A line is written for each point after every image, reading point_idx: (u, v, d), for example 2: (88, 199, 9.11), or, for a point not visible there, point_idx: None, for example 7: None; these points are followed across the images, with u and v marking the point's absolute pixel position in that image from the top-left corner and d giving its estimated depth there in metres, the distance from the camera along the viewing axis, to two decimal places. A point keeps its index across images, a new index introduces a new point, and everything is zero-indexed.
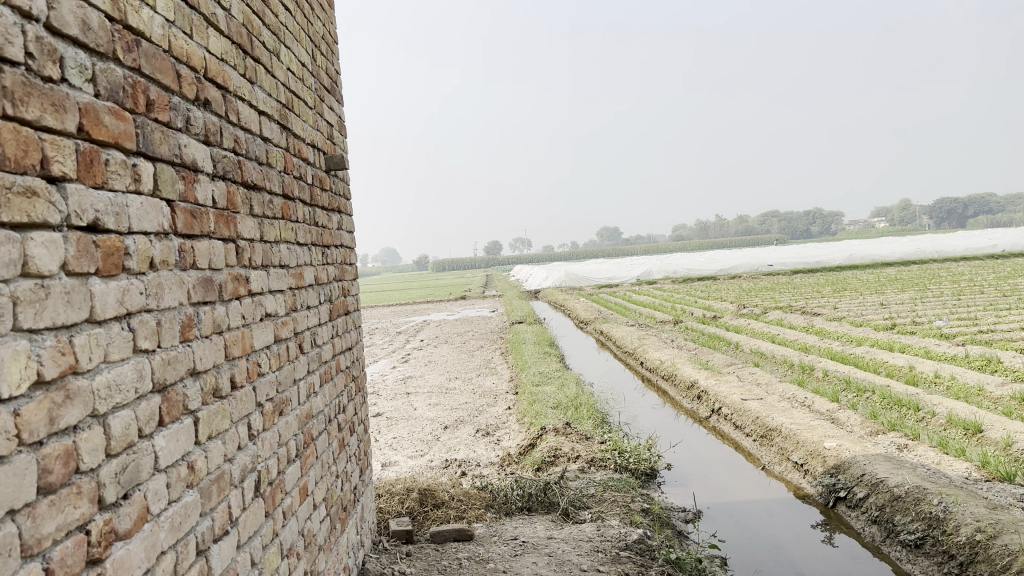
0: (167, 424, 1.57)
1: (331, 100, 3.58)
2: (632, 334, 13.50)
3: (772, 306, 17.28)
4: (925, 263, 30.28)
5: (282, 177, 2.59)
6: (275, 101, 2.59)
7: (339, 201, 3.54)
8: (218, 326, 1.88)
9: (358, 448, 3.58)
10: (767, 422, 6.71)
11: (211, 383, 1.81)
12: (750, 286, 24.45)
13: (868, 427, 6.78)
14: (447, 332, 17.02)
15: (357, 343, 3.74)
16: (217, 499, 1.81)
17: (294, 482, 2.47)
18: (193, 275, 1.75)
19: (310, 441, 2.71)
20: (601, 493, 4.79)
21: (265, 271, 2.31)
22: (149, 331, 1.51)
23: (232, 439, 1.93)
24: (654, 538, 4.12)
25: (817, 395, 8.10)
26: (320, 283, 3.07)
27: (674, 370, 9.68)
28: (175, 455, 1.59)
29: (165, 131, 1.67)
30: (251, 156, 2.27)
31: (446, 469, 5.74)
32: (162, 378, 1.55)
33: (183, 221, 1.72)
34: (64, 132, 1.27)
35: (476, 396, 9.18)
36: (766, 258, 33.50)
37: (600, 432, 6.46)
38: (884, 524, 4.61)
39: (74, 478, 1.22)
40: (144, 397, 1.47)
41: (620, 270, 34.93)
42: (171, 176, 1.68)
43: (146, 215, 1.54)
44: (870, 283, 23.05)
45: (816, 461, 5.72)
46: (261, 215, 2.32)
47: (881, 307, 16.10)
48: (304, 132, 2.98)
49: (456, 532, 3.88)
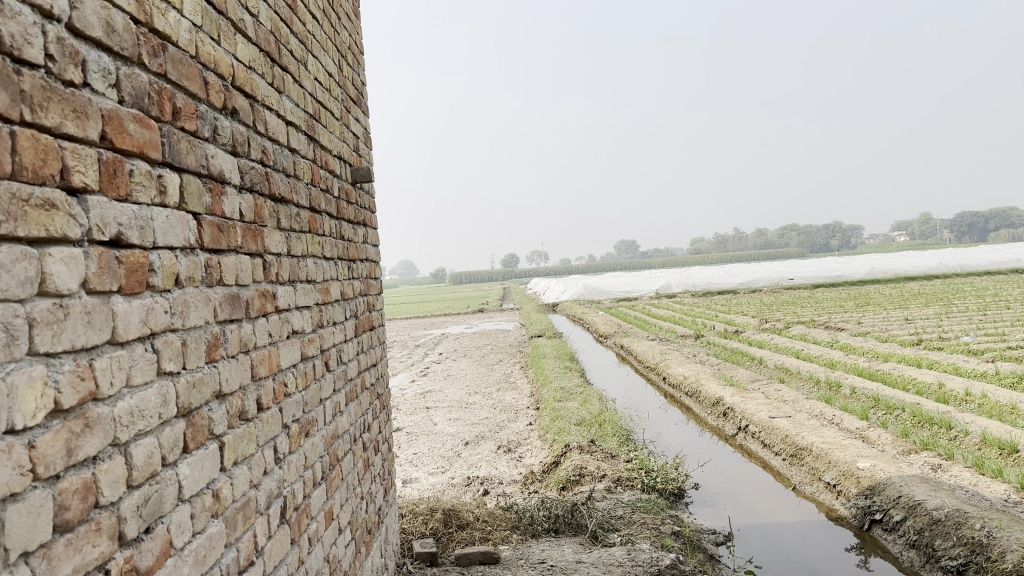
0: (192, 450, 1.47)
1: (357, 112, 3.51)
2: (653, 349, 13.32)
3: (795, 321, 17.00)
4: (948, 278, 29.86)
5: (309, 190, 2.51)
6: (302, 112, 2.51)
7: (364, 215, 3.46)
8: (244, 345, 1.79)
9: (382, 468, 3.48)
10: (797, 441, 6.53)
11: (237, 406, 1.72)
12: (772, 300, 24.18)
13: (899, 446, 6.60)
14: (465, 345, 16.93)
15: (382, 360, 3.64)
16: (243, 528, 1.71)
17: (320, 506, 2.37)
18: (220, 291, 1.66)
19: (336, 463, 2.61)
20: (630, 515, 4.65)
21: (292, 286, 2.23)
22: (174, 352, 1.42)
23: (258, 464, 1.83)
24: (686, 563, 3.97)
25: (846, 413, 7.91)
26: (346, 298, 2.98)
27: (698, 386, 9.51)
28: (200, 484, 1.50)
29: (192, 141, 1.59)
30: (279, 168, 2.19)
31: (468, 488, 5.63)
32: (187, 402, 1.46)
33: (209, 235, 1.64)
34: (87, 141, 1.19)
35: (496, 411, 9.06)
36: (786, 272, 33.15)
37: (625, 450, 6.32)
38: (923, 549, 4.42)
39: (93, 513, 1.13)
40: (168, 423, 1.38)
41: (638, 284, 34.65)
42: (198, 188, 1.60)
43: (172, 229, 1.45)
44: (893, 297, 22.71)
45: (849, 481, 5.55)
46: (288, 229, 2.24)
47: (906, 323, 15.80)
48: (331, 143, 2.90)
49: (481, 555, 3.77)
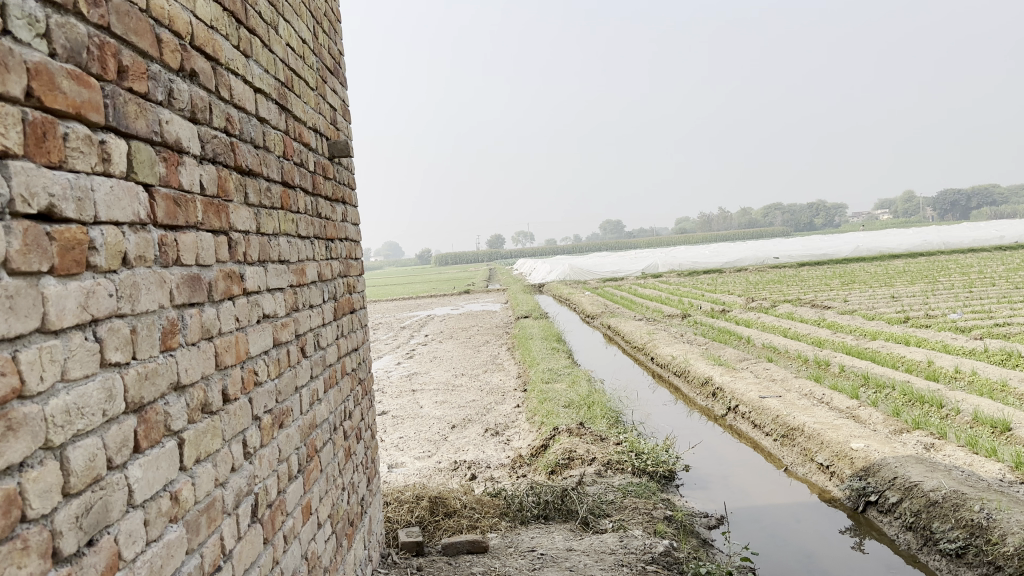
0: (143, 450, 1.32)
1: (335, 83, 3.33)
2: (641, 329, 13.23)
3: (782, 300, 16.96)
4: (931, 255, 30.03)
5: (280, 163, 2.34)
6: (273, 79, 2.34)
7: (343, 191, 3.30)
8: (207, 331, 1.63)
9: (365, 456, 3.34)
10: (788, 421, 6.44)
11: (199, 398, 1.57)
12: (758, 279, 24.16)
13: (891, 425, 6.53)
14: (451, 326, 16.81)
15: (364, 343, 3.49)
16: (207, 532, 1.56)
17: (296, 501, 2.22)
18: (177, 272, 1.50)
19: (313, 454, 2.46)
20: (621, 499, 4.53)
21: (262, 267, 2.06)
22: (121, 341, 1.26)
23: (224, 461, 1.68)
24: (681, 550, 3.85)
25: (836, 392, 7.84)
26: (323, 279, 2.82)
27: (687, 365, 9.42)
28: (155, 486, 1.35)
29: (142, 104, 1.42)
30: (245, 138, 2.02)
31: (455, 473, 5.52)
32: (138, 397, 1.31)
33: (164, 210, 1.48)
34: (7, 98, 1.02)
35: (483, 393, 8.94)
36: (771, 251, 33.16)
37: (614, 432, 6.21)
38: (920, 531, 4.34)
39: (18, 528, 0.98)
40: (115, 420, 1.23)
41: (624, 263, 34.57)
42: (150, 157, 1.44)
43: (117, 201, 1.29)
44: (879, 274, 22.75)
45: (842, 462, 5.47)
46: (257, 204, 2.07)
47: (893, 300, 15.80)
48: (305, 114, 2.73)
49: (469, 544, 3.65)
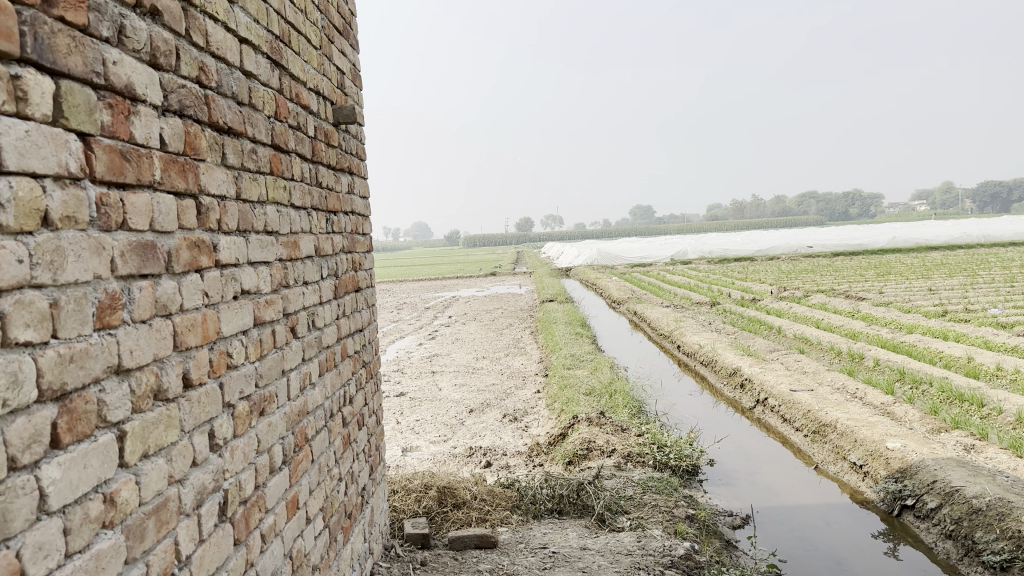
0: (65, 445, 1.11)
1: (344, 44, 3.11)
2: (668, 316, 12.96)
3: (814, 290, 16.51)
4: (969, 248, 29.26)
5: (271, 124, 2.13)
6: (264, 30, 2.11)
7: (350, 160, 3.08)
8: (163, 307, 1.42)
9: (367, 444, 3.14)
10: (820, 417, 6.15)
11: (149, 384, 1.36)
12: (790, 268, 23.68)
13: (928, 424, 6.22)
14: (475, 308, 16.63)
15: (370, 324, 3.28)
16: (156, 538, 1.36)
17: (279, 496, 2.02)
18: (122, 238, 1.29)
19: (303, 443, 2.26)
20: (641, 495, 4.31)
21: (242, 237, 1.85)
22: (36, 317, 1.06)
23: (182, 455, 1.48)
24: (702, 553, 3.61)
25: (870, 387, 7.51)
26: (322, 255, 2.61)
27: (714, 355, 9.12)
28: (82, 488, 1.15)
29: (78, 39, 1.20)
30: (225, 92, 1.80)
31: (469, 460, 5.33)
32: (58, 383, 1.10)
33: (107, 164, 1.27)
34: None
35: (503, 378, 8.74)
36: (806, 241, 32.50)
37: (636, 423, 5.96)
38: (961, 541, 4.05)
39: None
40: (22, 411, 1.03)
41: (653, 249, 34.13)
42: (88, 101, 1.23)
43: (36, 149, 1.08)
44: (916, 266, 22.15)
45: (877, 462, 5.18)
46: (238, 167, 1.86)
47: (931, 292, 15.31)
48: (305, 74, 2.50)
49: (477, 539, 3.45)
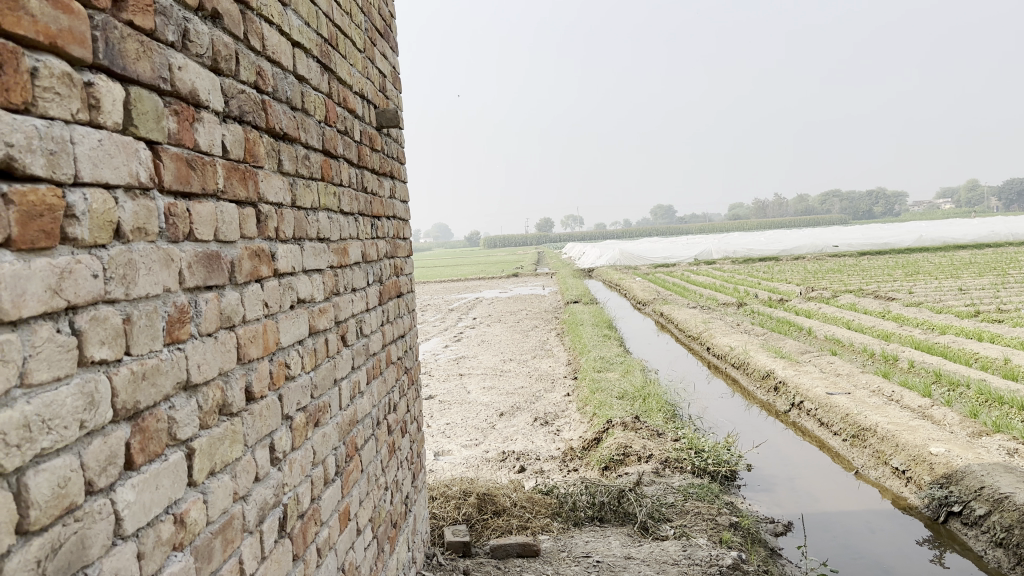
0: (138, 466, 1.07)
1: (385, 47, 3.06)
2: (695, 317, 12.83)
3: (842, 290, 16.30)
4: (998, 246, 28.80)
5: (322, 129, 2.08)
6: (314, 34, 2.07)
7: (392, 164, 3.04)
8: (227, 319, 1.38)
9: (410, 451, 3.10)
10: (859, 421, 6.04)
11: (215, 398, 1.32)
12: (816, 268, 23.42)
13: (969, 428, 6.09)
14: (499, 309, 16.60)
15: (411, 330, 3.24)
16: (222, 558, 1.32)
17: (332, 508, 1.98)
18: (188, 249, 1.25)
19: (353, 454, 2.22)
20: (682, 503, 4.24)
21: (297, 245, 1.81)
22: (109, 334, 1.02)
23: (245, 470, 1.43)
24: (748, 562, 3.54)
25: (906, 390, 7.37)
26: (368, 261, 2.57)
27: (746, 357, 9.01)
28: (154, 509, 1.10)
29: (145, 43, 1.16)
30: (280, 97, 1.76)
31: (503, 464, 5.28)
32: (131, 402, 1.06)
33: (174, 173, 1.22)
34: None
35: (532, 380, 8.68)
36: (832, 240, 32.14)
37: (671, 427, 5.88)
38: (1013, 549, 3.93)
39: None
40: (98, 432, 0.99)
41: (676, 249, 33.94)
42: (155, 108, 1.18)
43: (108, 157, 1.04)
44: (944, 265, 21.82)
45: (920, 468, 5.07)
46: (292, 173, 1.81)
47: (962, 292, 15.05)
48: (351, 78, 2.46)
49: (519, 547, 3.39)
